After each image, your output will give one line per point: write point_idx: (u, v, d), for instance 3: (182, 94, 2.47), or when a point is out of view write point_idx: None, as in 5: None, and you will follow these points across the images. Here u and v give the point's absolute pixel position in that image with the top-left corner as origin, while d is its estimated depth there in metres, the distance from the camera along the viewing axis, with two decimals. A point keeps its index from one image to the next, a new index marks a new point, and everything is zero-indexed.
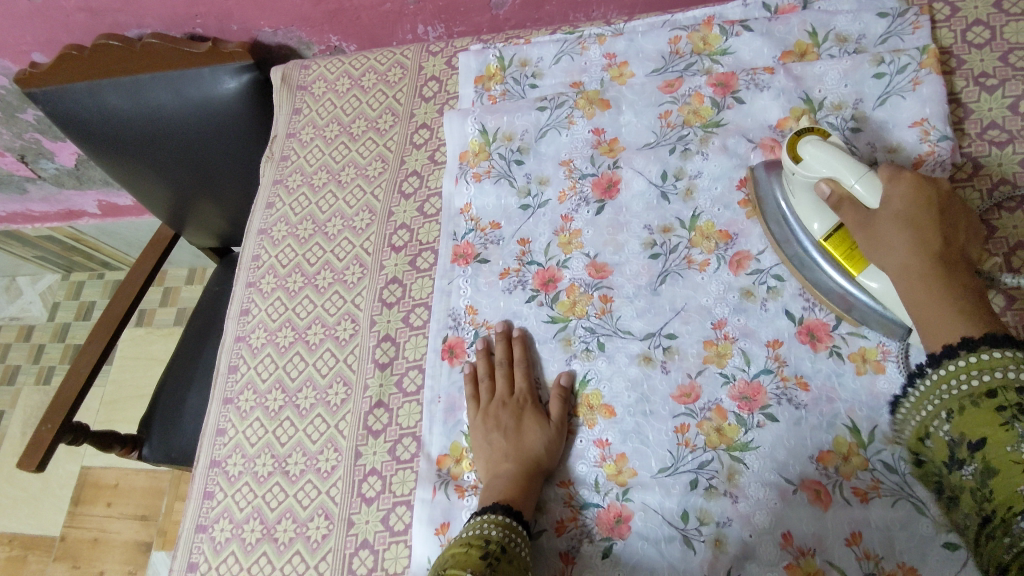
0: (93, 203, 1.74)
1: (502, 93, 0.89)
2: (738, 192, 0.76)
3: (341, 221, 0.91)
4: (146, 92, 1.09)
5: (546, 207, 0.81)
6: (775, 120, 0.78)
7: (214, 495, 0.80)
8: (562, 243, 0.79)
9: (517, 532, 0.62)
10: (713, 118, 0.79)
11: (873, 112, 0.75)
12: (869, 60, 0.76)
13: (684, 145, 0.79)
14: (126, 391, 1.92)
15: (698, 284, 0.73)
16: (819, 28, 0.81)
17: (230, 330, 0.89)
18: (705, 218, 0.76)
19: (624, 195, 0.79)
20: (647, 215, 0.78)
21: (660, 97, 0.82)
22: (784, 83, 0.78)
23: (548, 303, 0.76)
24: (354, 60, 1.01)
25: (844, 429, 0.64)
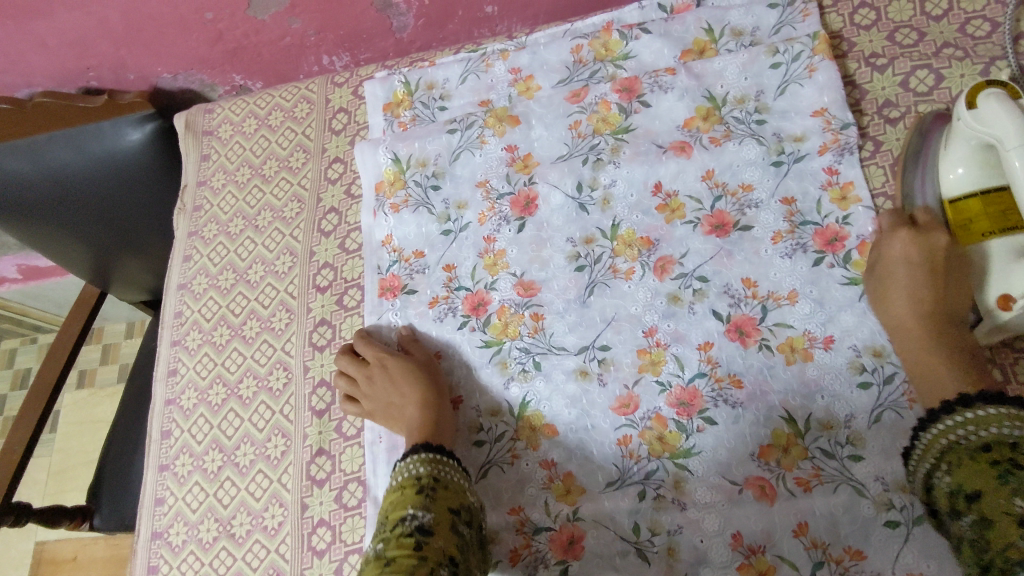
0: (12, 268, 1.66)
1: (414, 119, 0.88)
2: (655, 196, 0.76)
3: (262, 266, 0.88)
4: (46, 152, 1.04)
5: (468, 230, 0.79)
6: (682, 119, 0.78)
7: (159, 569, 0.76)
8: (488, 265, 0.77)
9: (445, 463, 0.66)
10: (622, 124, 0.79)
11: (775, 102, 0.76)
12: (765, 52, 0.77)
13: (597, 154, 0.79)
14: (74, 458, 1.84)
15: (625, 292, 0.73)
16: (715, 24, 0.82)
17: (159, 394, 0.85)
18: (625, 226, 0.75)
19: (543, 211, 0.78)
20: (568, 228, 0.77)
21: (568, 108, 0.82)
22: (687, 82, 0.79)
23: (480, 328, 0.75)
24: (259, 99, 0.98)
25: (781, 421, 0.65)
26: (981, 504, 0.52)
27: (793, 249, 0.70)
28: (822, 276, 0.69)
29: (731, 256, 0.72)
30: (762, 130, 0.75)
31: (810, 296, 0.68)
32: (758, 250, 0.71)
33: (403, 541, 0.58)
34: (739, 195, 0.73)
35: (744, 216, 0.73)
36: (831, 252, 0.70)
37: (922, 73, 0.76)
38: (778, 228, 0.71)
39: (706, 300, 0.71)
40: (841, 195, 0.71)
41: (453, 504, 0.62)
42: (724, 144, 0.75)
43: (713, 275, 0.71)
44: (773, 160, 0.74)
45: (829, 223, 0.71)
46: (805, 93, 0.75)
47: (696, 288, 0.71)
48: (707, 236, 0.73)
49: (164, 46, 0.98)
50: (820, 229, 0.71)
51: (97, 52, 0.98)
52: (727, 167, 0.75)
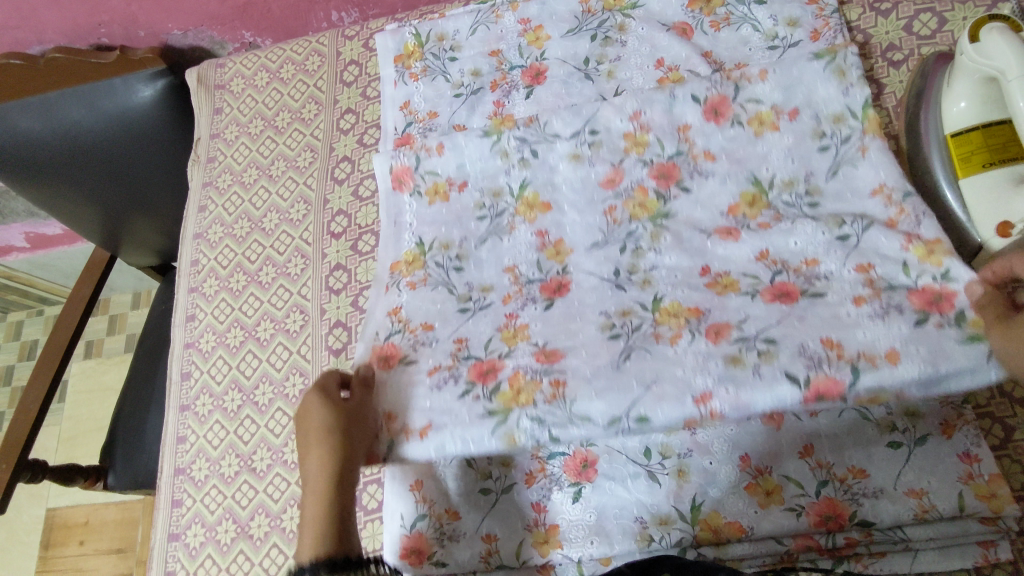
0: (20, 237, 1.68)
1: (452, 183, 0.78)
2: (703, 277, 0.66)
3: (276, 214, 0.90)
4: (58, 110, 1.05)
5: (490, 309, 0.69)
6: (726, 205, 0.70)
7: (183, 502, 0.79)
8: (507, 338, 0.66)
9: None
10: (660, 210, 0.71)
11: (826, 183, 0.69)
12: (810, 135, 0.71)
13: (635, 241, 0.70)
14: (83, 426, 1.86)
15: (671, 357, 0.61)
16: (760, 100, 0.73)
17: (177, 338, 0.87)
18: (669, 299, 0.65)
19: (576, 292, 0.68)
20: (603, 301, 0.67)
21: (602, 193, 0.74)
22: (728, 167, 0.72)
23: (485, 396, 0.62)
24: (271, 53, 1.00)
25: None
26: None
27: (885, 310, 0.59)
28: (929, 336, 0.57)
29: (802, 321, 0.60)
30: (817, 213, 0.68)
31: (916, 356, 0.56)
32: (837, 318, 0.60)
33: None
34: (803, 270, 0.64)
35: (814, 287, 0.63)
36: (938, 313, 0.59)
37: (925, 16, 0.78)
38: (857, 294, 0.61)
39: (776, 361, 0.58)
40: (928, 251, 0.62)
41: None
42: (774, 226, 0.67)
43: (779, 338, 0.59)
44: (835, 236, 0.65)
45: (924, 285, 0.61)
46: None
47: (760, 350, 0.59)
48: (769, 304, 0.62)
49: (175, 1, 0.99)
50: (915, 291, 0.60)
51: (109, 7, 1.00)
52: (783, 245, 0.66)
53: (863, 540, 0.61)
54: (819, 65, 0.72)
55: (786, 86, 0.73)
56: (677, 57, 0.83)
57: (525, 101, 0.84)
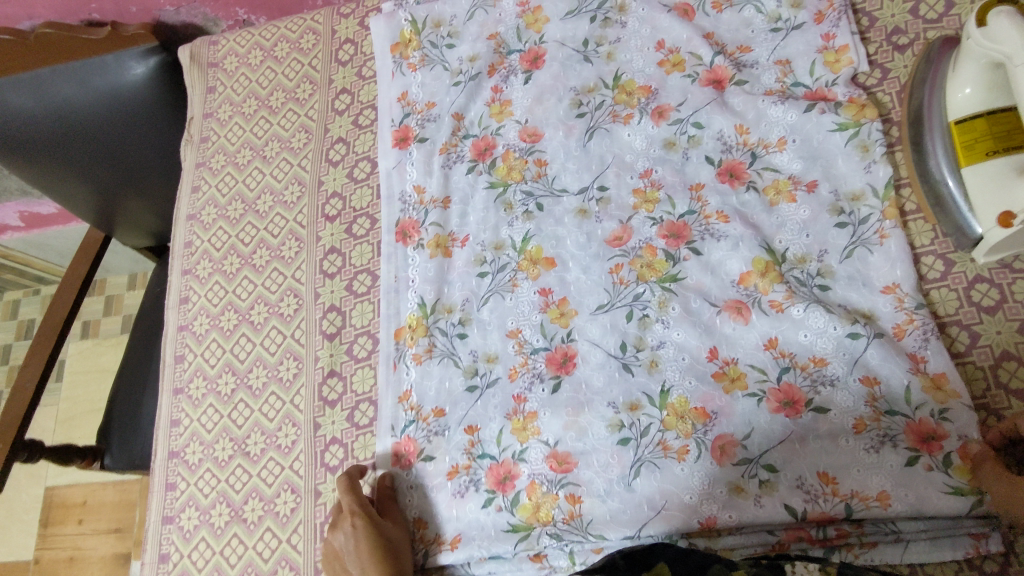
0: (13, 215, 1.66)
1: (455, 239, 0.79)
2: (711, 362, 0.68)
3: (270, 196, 0.88)
4: (49, 87, 1.04)
5: (496, 386, 0.72)
6: (737, 274, 0.71)
7: (177, 485, 0.79)
8: (517, 430, 0.70)
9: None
10: (669, 272, 0.72)
11: (839, 265, 0.69)
12: (828, 210, 0.71)
13: (642, 308, 0.72)
14: (81, 407, 1.87)
15: (678, 476, 0.65)
16: (778, 170, 0.74)
17: (171, 320, 0.86)
18: (676, 393, 0.67)
19: (582, 369, 0.71)
20: (611, 391, 0.69)
21: (609, 251, 0.75)
22: (742, 230, 0.72)
23: (507, 508, 0.67)
24: (264, 31, 0.98)
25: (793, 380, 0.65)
26: None
27: (879, 442, 0.62)
28: (917, 479, 0.60)
29: (804, 443, 0.63)
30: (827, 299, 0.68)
31: (904, 501, 0.59)
32: (836, 436, 0.63)
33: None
34: (811, 368, 0.65)
35: (819, 395, 0.64)
36: (927, 452, 0.61)
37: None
38: (860, 413, 0.63)
39: (776, 493, 0.62)
40: (935, 385, 0.62)
41: None
42: (786, 310, 0.67)
43: (781, 464, 0.63)
44: (847, 331, 0.65)
45: (921, 416, 0.62)
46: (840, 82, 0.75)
47: (763, 478, 0.63)
48: (774, 414, 0.65)
49: None
50: (912, 423, 0.62)
51: None
52: (793, 337, 0.67)
53: (854, 531, 0.61)
54: (840, 138, 0.73)
55: (804, 157, 0.74)
56: (678, 39, 0.81)
57: (523, 86, 0.83)
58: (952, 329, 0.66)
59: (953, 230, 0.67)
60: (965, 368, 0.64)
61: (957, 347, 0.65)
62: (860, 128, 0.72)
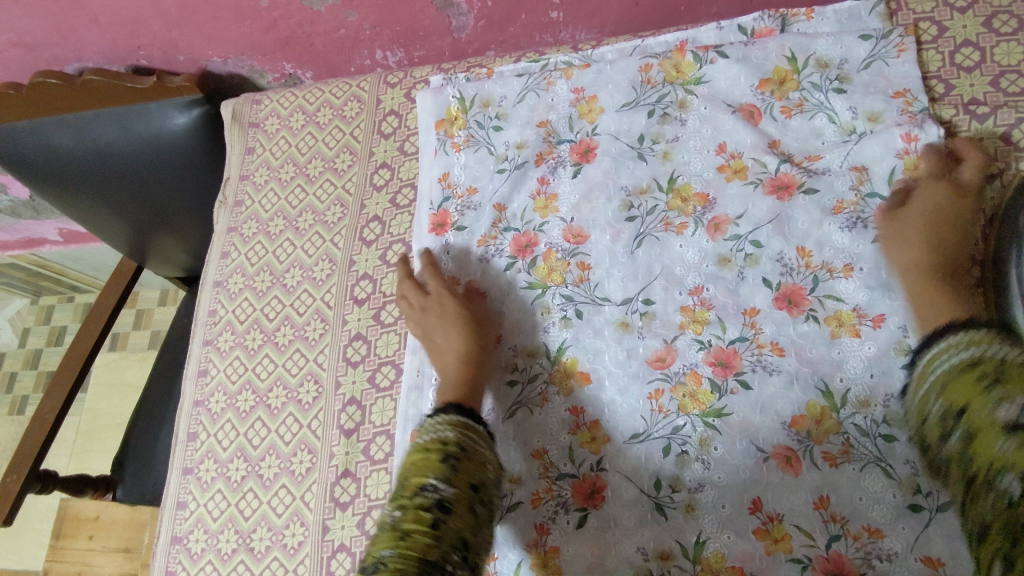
0: (54, 231, 1.68)
1: (486, 338, 0.76)
2: (753, 515, 0.63)
3: (299, 271, 0.85)
4: (93, 130, 1.03)
5: (517, 511, 0.68)
6: (788, 417, 0.65)
7: (176, 575, 0.75)
8: (537, 565, 0.66)
9: (473, 432, 0.62)
10: (713, 405, 0.67)
11: (906, 413, 0.63)
12: (895, 349, 0.65)
13: (680, 442, 0.67)
14: (102, 420, 1.87)
15: None
16: (841, 299, 0.68)
17: (188, 394, 0.84)
18: (713, 547, 0.63)
19: (611, 505, 0.66)
20: (641, 534, 0.65)
21: (649, 372, 0.70)
22: (797, 366, 0.67)
23: None
24: (308, 93, 0.95)
25: (844, 545, 0.60)
26: (966, 418, 0.54)
27: None
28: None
29: None
30: (891, 453, 0.62)
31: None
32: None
33: (422, 514, 0.53)
34: (865, 539, 0.60)
35: (873, 570, 0.59)
36: None
37: None
38: None
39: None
40: None
41: (475, 480, 0.58)
42: (842, 466, 0.63)
43: None
44: (908, 503, 0.60)
45: None
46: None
47: None
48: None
49: (216, 29, 0.95)
50: None
51: (149, 32, 0.96)
52: (848, 498, 0.62)
53: None
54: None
55: (873, 288, 0.68)
56: (741, 143, 0.76)
57: (572, 180, 0.79)
58: None
59: None
60: None
61: None
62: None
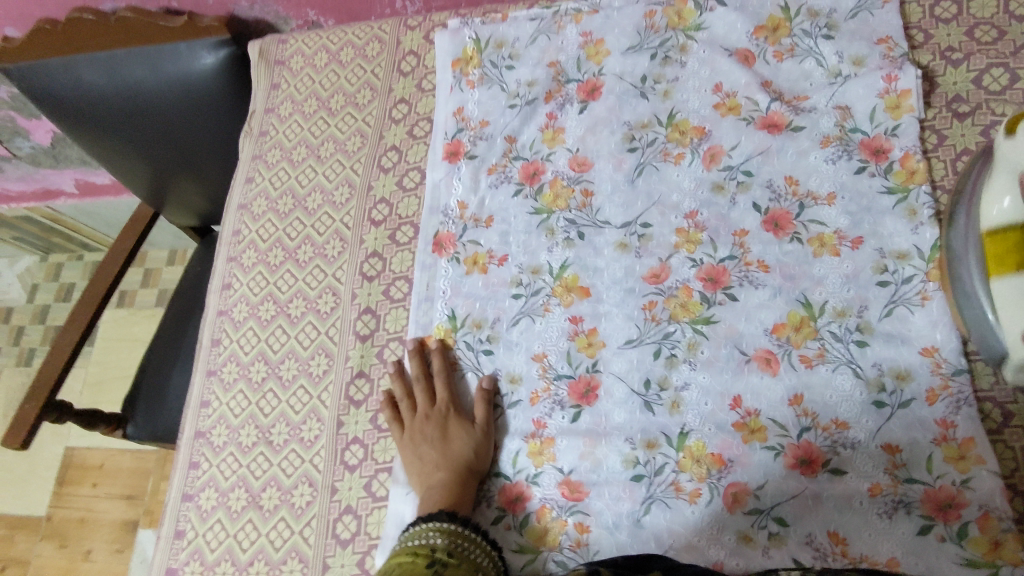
0: (71, 183, 1.73)
1: (493, 256, 0.81)
2: (733, 410, 0.69)
3: (320, 195, 0.93)
4: (122, 68, 1.08)
5: (517, 408, 0.75)
6: (771, 324, 0.71)
7: (200, 465, 0.82)
8: (533, 453, 0.72)
9: (462, 536, 0.63)
10: (702, 314, 0.73)
11: (878, 323, 0.69)
12: (871, 267, 0.71)
13: (670, 346, 0.73)
14: (109, 373, 1.92)
15: (688, 519, 0.66)
16: (824, 223, 0.74)
17: (212, 305, 0.91)
18: (694, 437, 0.69)
19: (604, 402, 0.72)
20: (630, 427, 0.71)
21: (644, 287, 0.76)
22: (780, 281, 0.73)
23: (516, 528, 0.70)
24: (333, 35, 1.02)
25: (814, 435, 0.66)
26: None
27: (894, 508, 0.62)
28: (930, 550, 0.60)
29: (818, 500, 0.64)
30: (862, 356, 0.68)
31: (914, 569, 0.60)
32: (851, 499, 0.63)
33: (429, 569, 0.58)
34: (833, 430, 0.66)
35: (838, 456, 0.65)
36: (942, 521, 0.61)
37: (997, 71, 0.76)
38: (877, 477, 0.64)
39: (785, 547, 0.63)
40: (958, 454, 0.62)
41: None
42: (816, 366, 0.68)
43: (792, 519, 0.64)
44: (873, 399, 0.66)
45: (941, 486, 0.62)
46: (903, 131, 0.75)
47: (772, 530, 0.64)
48: (789, 470, 0.66)
49: None
50: (929, 491, 0.62)
51: None
52: (820, 395, 0.67)
53: None
54: (889, 201, 0.73)
55: (853, 213, 0.74)
56: (736, 84, 0.82)
57: (578, 116, 0.85)
58: (986, 405, 0.65)
59: (982, 343, 0.59)
60: (997, 447, 0.63)
61: (990, 424, 0.64)
62: (908, 193, 0.72)
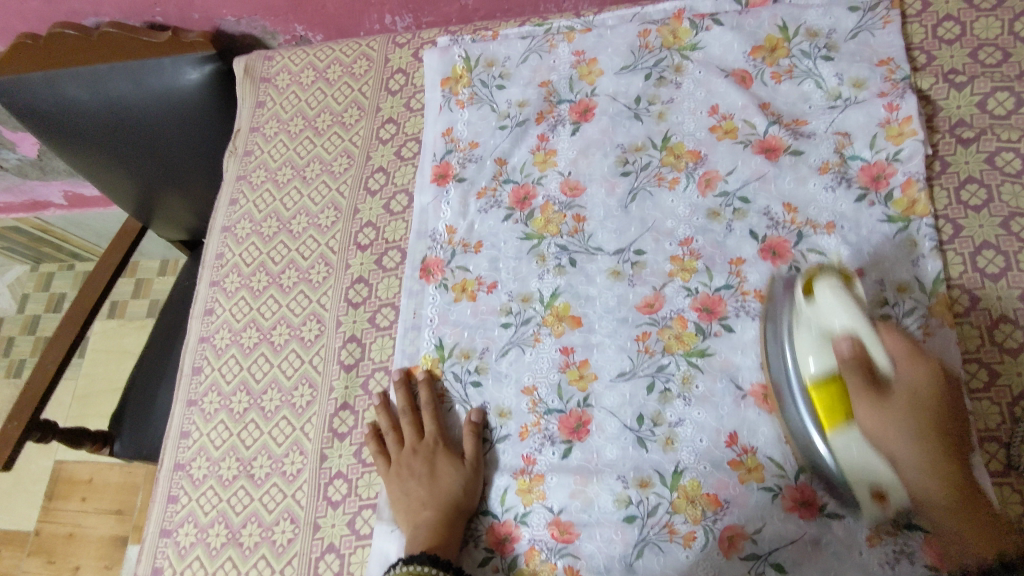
0: (58, 194, 1.70)
1: (482, 283, 0.79)
2: (729, 448, 0.67)
3: (306, 217, 0.90)
4: (105, 83, 1.05)
5: (506, 443, 0.72)
6: (767, 357, 0.69)
7: (179, 499, 0.79)
8: (522, 491, 0.70)
9: None
10: (697, 346, 0.71)
11: None
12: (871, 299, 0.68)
13: (664, 379, 0.70)
14: (98, 385, 1.89)
15: (682, 563, 0.64)
16: (823, 252, 0.72)
17: (194, 331, 0.88)
18: (689, 476, 0.66)
19: (595, 438, 0.70)
20: (622, 464, 0.68)
21: (637, 317, 0.74)
22: None
23: (504, 569, 0.68)
24: (320, 51, 1.00)
25: (813, 477, 0.64)
26: None
27: (896, 555, 0.60)
28: None
29: (816, 545, 0.62)
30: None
31: None
32: (851, 545, 0.61)
33: None
34: None
35: (837, 498, 0.62)
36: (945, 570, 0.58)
37: (1001, 95, 0.74)
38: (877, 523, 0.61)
39: None
40: None
41: None
42: None
43: (790, 566, 0.62)
44: None
45: None
46: (905, 157, 0.72)
47: None
48: (787, 513, 0.63)
49: None
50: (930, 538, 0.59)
51: None
52: None
53: None
54: (889, 230, 0.70)
55: (853, 242, 0.71)
56: (733, 106, 0.79)
57: (570, 138, 0.83)
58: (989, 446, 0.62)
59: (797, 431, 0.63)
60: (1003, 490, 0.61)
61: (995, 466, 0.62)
62: (909, 223, 0.70)
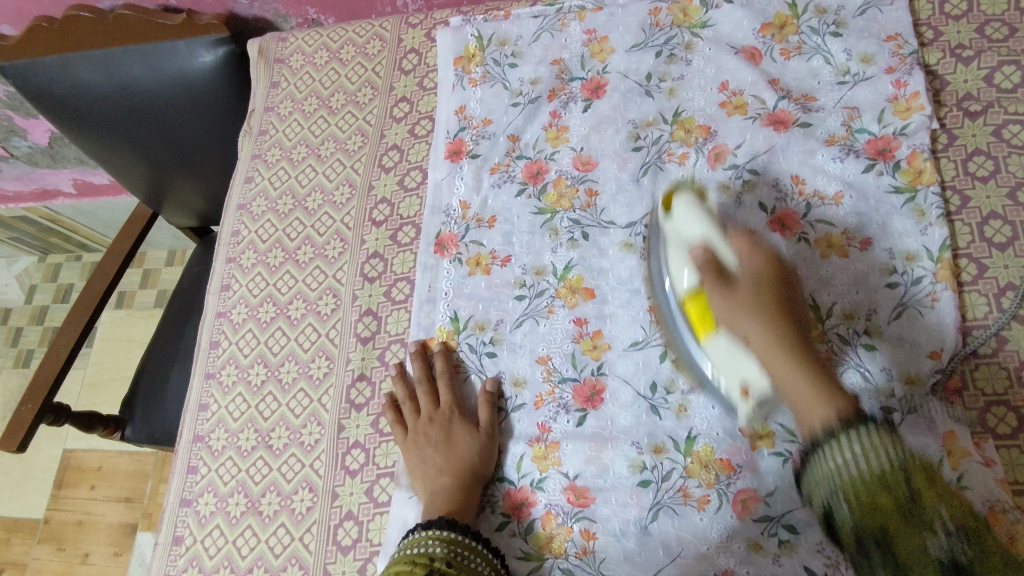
0: (69, 183, 1.71)
1: (496, 257, 0.80)
2: None
3: (321, 195, 0.92)
4: (119, 67, 1.07)
5: (521, 412, 0.73)
6: None
7: (198, 470, 0.81)
8: (538, 458, 0.71)
9: (462, 545, 0.62)
10: None
11: (887, 326, 0.68)
12: (880, 269, 0.70)
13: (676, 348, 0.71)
14: (107, 375, 1.90)
15: (697, 526, 0.65)
16: (832, 223, 0.73)
17: (211, 306, 0.90)
18: (702, 441, 0.67)
19: (609, 406, 0.71)
20: (636, 431, 0.69)
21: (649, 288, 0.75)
22: None
23: (520, 534, 0.69)
24: (333, 33, 1.01)
25: None
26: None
27: None
28: None
29: None
30: (870, 360, 0.67)
31: None
32: None
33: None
34: None
35: None
36: None
37: (1009, 69, 0.75)
38: None
39: (796, 554, 0.62)
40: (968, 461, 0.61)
41: None
42: None
43: (804, 528, 0.63)
44: (881, 404, 0.65)
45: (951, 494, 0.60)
46: (912, 131, 0.74)
47: (783, 538, 0.63)
48: None
49: None
50: None
51: None
52: None
53: None
54: (897, 201, 0.72)
55: (862, 213, 0.72)
56: (743, 82, 0.81)
57: (582, 114, 0.84)
58: (998, 409, 0.64)
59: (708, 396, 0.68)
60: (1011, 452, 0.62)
61: (1003, 429, 0.63)
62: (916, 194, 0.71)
